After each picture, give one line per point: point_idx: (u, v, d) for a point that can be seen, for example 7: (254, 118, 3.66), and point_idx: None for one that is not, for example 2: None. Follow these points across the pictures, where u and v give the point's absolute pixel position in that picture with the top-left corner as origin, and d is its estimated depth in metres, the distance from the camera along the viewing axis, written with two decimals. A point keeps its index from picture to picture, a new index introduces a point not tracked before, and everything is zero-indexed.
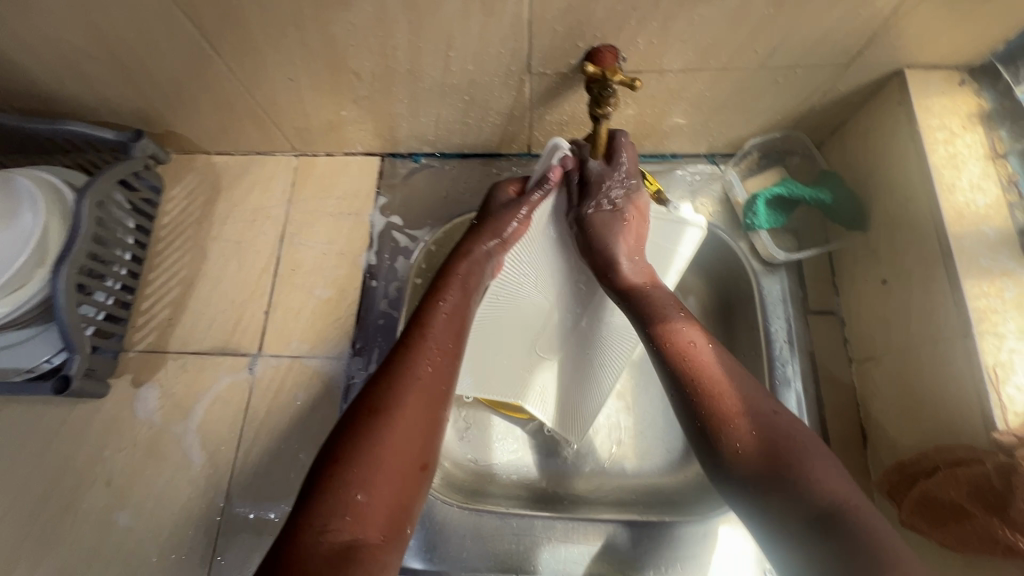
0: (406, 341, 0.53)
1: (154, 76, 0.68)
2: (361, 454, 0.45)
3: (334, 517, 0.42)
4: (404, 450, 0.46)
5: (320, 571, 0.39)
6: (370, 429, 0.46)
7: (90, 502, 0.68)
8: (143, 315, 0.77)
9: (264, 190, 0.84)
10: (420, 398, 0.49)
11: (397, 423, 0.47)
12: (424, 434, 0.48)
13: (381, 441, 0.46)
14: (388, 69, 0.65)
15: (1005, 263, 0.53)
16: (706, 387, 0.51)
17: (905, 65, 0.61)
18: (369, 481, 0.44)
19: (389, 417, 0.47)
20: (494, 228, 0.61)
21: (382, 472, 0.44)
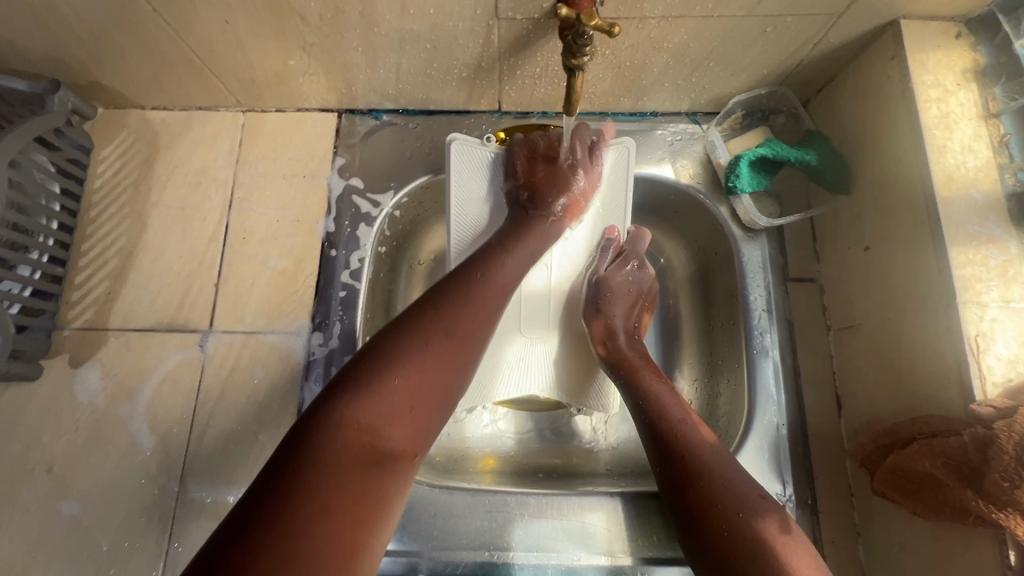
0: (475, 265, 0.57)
1: (64, 15, 0.59)
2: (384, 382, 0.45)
3: (375, 417, 0.44)
4: (448, 366, 0.48)
5: (351, 462, 0.41)
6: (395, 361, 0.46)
7: (29, 491, 0.63)
8: (77, 290, 0.70)
9: (208, 150, 0.76)
10: (476, 319, 0.51)
11: (422, 352, 0.47)
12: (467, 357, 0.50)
13: (433, 348, 0.48)
14: (338, 12, 0.58)
15: (992, 230, 0.52)
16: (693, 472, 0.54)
17: (901, 14, 0.57)
18: (414, 387, 0.46)
19: (427, 350, 0.47)
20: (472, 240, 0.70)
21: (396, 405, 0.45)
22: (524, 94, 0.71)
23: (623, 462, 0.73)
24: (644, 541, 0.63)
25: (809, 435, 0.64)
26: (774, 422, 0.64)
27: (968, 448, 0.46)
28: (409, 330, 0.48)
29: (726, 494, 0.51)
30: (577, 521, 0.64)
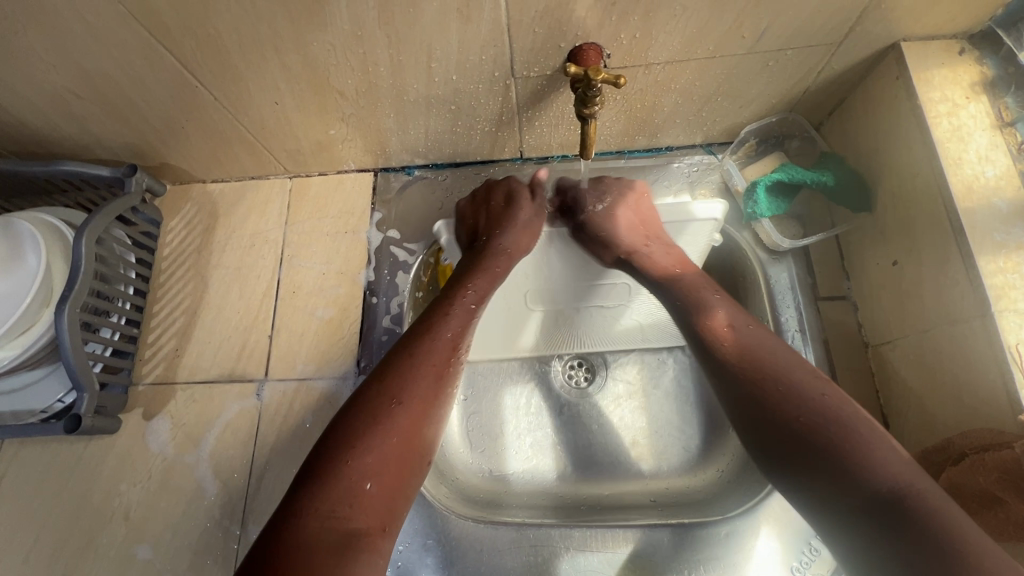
0: (446, 299, 0.60)
1: (142, 108, 0.68)
2: (388, 415, 0.49)
3: (359, 463, 0.46)
4: (419, 410, 0.51)
5: (331, 536, 0.42)
6: (392, 394, 0.51)
7: (109, 537, 0.68)
8: (149, 348, 0.77)
9: (261, 214, 0.84)
10: (444, 354, 0.55)
11: (419, 379, 0.52)
12: (435, 394, 0.53)
13: (406, 390, 0.51)
14: (371, 85, 0.65)
15: (1021, 236, 0.51)
16: (775, 380, 0.52)
17: (901, 37, 0.59)
18: (386, 431, 0.48)
19: (413, 382, 0.52)
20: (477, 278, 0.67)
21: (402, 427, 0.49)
22: (543, 141, 0.76)
23: (667, 489, 0.73)
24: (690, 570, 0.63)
25: None
26: None
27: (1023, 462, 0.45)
28: (399, 367, 0.53)
29: (818, 412, 0.48)
30: (623, 554, 0.64)
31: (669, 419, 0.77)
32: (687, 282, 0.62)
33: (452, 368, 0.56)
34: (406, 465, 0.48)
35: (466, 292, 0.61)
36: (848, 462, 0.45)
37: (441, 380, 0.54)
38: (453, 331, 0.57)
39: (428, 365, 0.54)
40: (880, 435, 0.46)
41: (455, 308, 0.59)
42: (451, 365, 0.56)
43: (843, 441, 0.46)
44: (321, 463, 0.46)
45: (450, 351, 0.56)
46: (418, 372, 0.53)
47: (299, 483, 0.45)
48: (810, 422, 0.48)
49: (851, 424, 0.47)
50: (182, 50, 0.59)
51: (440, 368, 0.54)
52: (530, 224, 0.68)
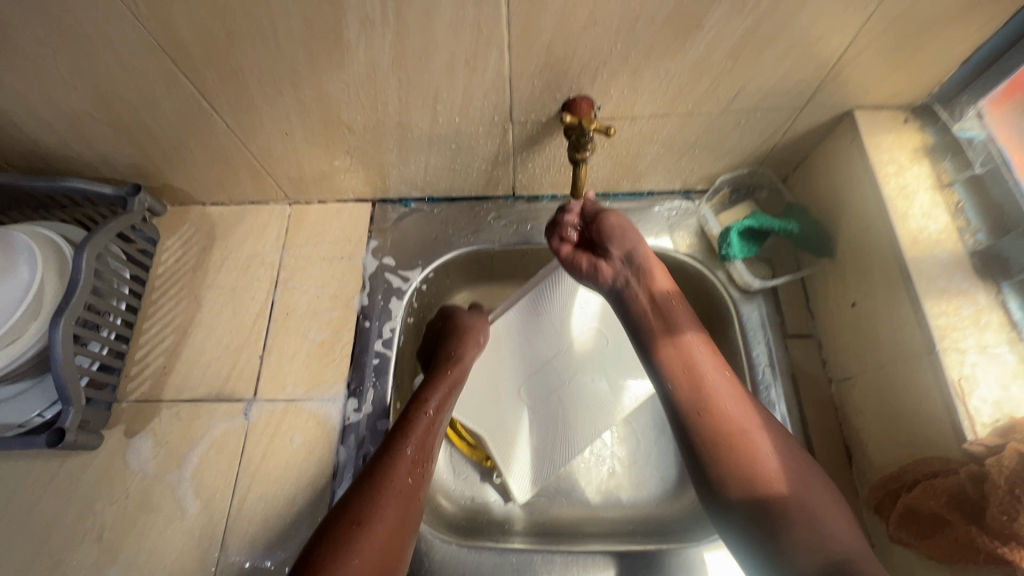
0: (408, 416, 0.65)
1: (154, 132, 0.71)
2: (349, 543, 0.54)
3: None
4: (384, 533, 0.56)
5: None
6: (353, 524, 0.55)
7: (79, 559, 0.66)
8: (136, 364, 0.77)
9: (258, 238, 0.86)
10: (409, 472, 0.61)
11: (383, 502, 0.57)
12: (402, 509, 0.58)
13: (373, 512, 0.56)
14: (379, 122, 0.70)
15: (960, 283, 0.58)
16: (747, 442, 0.59)
17: (854, 106, 0.67)
18: (354, 556, 0.54)
19: (378, 505, 0.57)
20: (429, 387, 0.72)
21: (371, 546, 0.55)
22: (535, 180, 0.82)
23: (645, 517, 0.75)
24: None
25: None
26: None
27: (966, 484, 0.49)
28: (360, 498, 0.57)
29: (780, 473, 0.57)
30: None
31: (647, 449, 0.80)
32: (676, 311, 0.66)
33: (419, 482, 0.61)
34: None
35: (427, 409, 0.66)
36: (804, 523, 0.54)
37: (405, 497, 0.59)
38: (412, 449, 0.62)
39: (391, 487, 0.58)
40: (829, 502, 0.56)
41: (415, 425, 0.64)
42: (416, 479, 0.61)
43: (795, 512, 0.55)
44: None
45: (414, 467, 0.61)
46: (382, 496, 0.58)
47: None
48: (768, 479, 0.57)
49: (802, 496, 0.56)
50: (203, 81, 0.63)
51: (405, 487, 0.59)
52: (476, 329, 0.76)
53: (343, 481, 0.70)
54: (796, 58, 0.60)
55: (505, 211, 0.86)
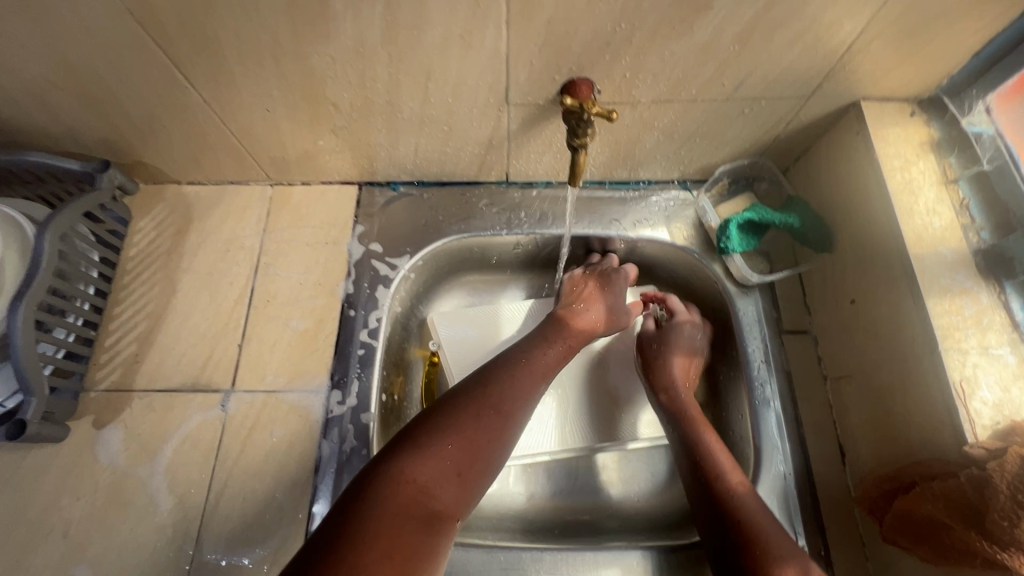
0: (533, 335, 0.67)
1: (123, 104, 0.66)
2: (461, 415, 0.53)
3: (431, 460, 0.49)
4: (487, 430, 0.54)
5: (402, 502, 0.45)
6: (473, 401, 0.55)
7: (43, 557, 0.63)
8: (106, 352, 0.73)
9: (238, 220, 0.82)
10: (530, 382, 0.60)
11: (504, 392, 0.57)
12: (513, 413, 0.56)
13: (485, 399, 0.56)
14: (366, 101, 0.66)
15: (963, 282, 0.57)
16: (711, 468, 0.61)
17: (861, 97, 0.65)
18: (461, 433, 0.52)
19: (488, 400, 0.56)
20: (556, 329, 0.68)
21: (477, 432, 0.53)
22: (530, 166, 0.79)
23: (637, 512, 0.74)
24: None
25: (817, 485, 0.66)
26: (782, 470, 0.66)
27: (966, 489, 0.48)
28: (482, 385, 0.58)
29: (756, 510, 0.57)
30: None
31: (638, 443, 0.78)
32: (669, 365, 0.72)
33: (538, 391, 0.60)
34: (470, 467, 0.51)
35: (560, 342, 0.66)
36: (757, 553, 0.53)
37: (511, 410, 0.56)
38: (542, 362, 0.63)
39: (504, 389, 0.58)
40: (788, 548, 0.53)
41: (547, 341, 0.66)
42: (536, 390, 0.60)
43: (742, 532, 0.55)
44: (401, 446, 0.50)
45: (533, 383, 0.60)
46: (497, 389, 0.57)
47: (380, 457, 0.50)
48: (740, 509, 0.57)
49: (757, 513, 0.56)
50: (176, 50, 0.58)
51: (522, 390, 0.58)
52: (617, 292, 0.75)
53: (326, 476, 0.67)
54: (808, 44, 0.57)
55: (498, 197, 0.83)
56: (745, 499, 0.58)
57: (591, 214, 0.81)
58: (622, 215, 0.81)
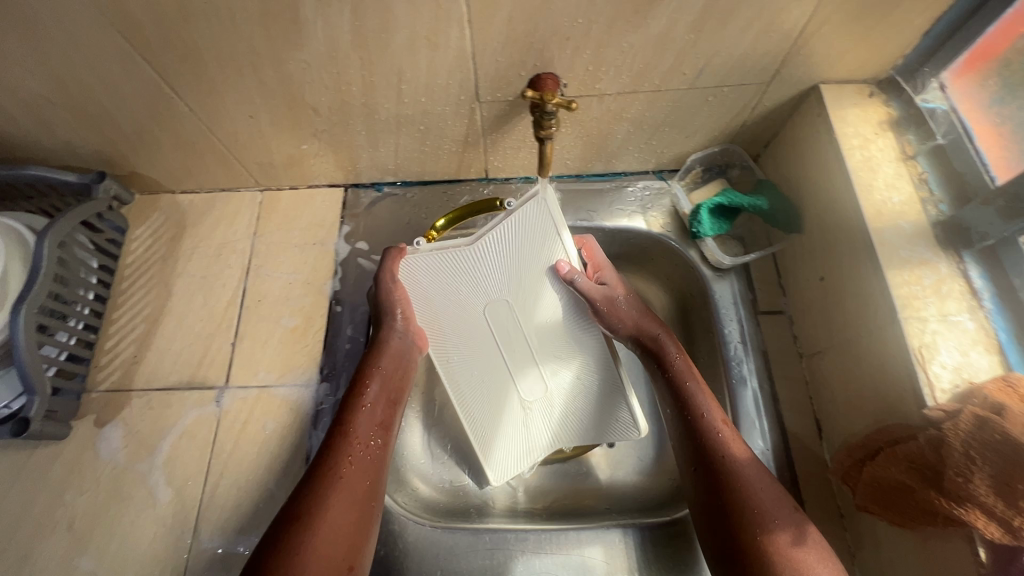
0: (345, 407, 0.63)
1: (115, 117, 0.70)
2: (300, 535, 0.52)
3: None
4: (332, 554, 0.52)
5: None
6: (309, 512, 0.54)
7: (49, 549, 0.66)
8: (106, 354, 0.77)
9: (229, 225, 0.85)
10: (359, 466, 0.58)
11: (332, 499, 0.55)
12: (356, 518, 0.56)
13: (319, 520, 0.53)
14: (344, 104, 0.69)
15: (922, 253, 0.58)
16: (731, 480, 0.57)
17: (820, 80, 0.67)
18: None
19: (328, 505, 0.54)
20: (389, 310, 0.69)
21: (329, 545, 0.53)
22: (507, 162, 0.81)
23: (621, 494, 0.76)
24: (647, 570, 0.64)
25: (794, 458, 0.67)
26: (760, 447, 0.68)
27: (925, 450, 0.49)
28: (314, 484, 0.56)
29: (766, 499, 0.56)
30: (577, 555, 0.65)
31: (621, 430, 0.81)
32: (643, 327, 0.70)
33: (373, 474, 0.59)
34: None
35: (372, 383, 0.65)
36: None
37: (363, 499, 0.57)
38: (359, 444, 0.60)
39: (344, 479, 0.57)
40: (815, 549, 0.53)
41: (357, 417, 0.62)
42: (369, 475, 0.59)
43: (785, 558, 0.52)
44: None
45: (370, 457, 0.60)
46: (331, 492, 0.55)
47: None
48: (760, 522, 0.55)
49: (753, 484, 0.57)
50: (160, 62, 0.62)
51: (354, 480, 0.57)
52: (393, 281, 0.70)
53: None
54: (759, 30, 0.59)
55: (479, 193, 0.86)
56: (756, 488, 0.57)
57: (569, 206, 0.83)
58: (599, 206, 0.83)
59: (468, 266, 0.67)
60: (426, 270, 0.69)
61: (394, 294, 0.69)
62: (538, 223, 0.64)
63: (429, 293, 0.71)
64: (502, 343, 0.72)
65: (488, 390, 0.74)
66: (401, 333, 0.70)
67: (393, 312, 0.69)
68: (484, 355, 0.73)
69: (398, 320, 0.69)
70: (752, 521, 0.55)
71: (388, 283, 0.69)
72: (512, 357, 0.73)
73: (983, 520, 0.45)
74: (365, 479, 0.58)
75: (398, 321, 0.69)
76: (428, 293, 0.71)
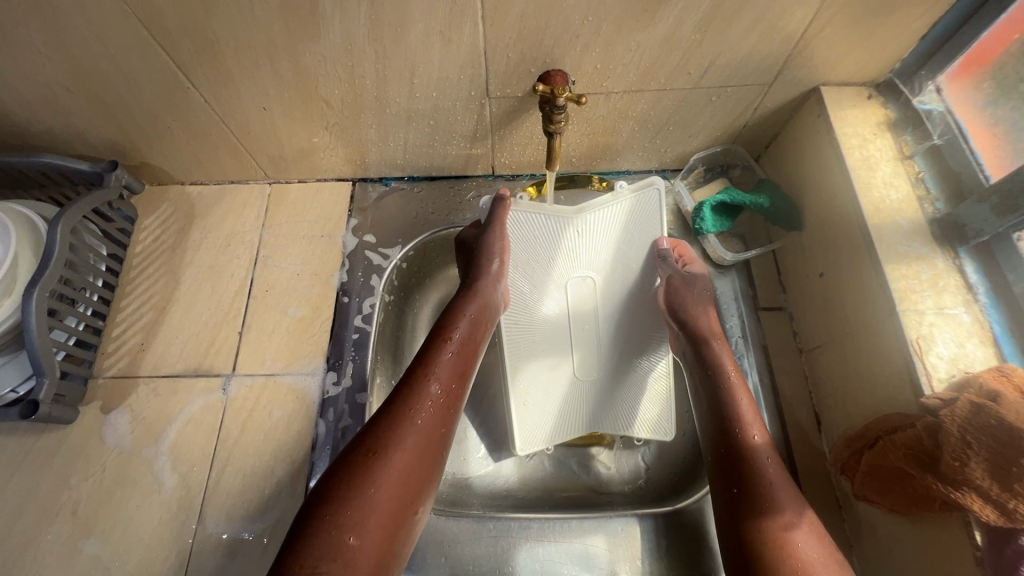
0: (429, 347, 0.63)
1: (130, 106, 0.71)
2: (374, 470, 0.52)
3: (324, 559, 0.47)
4: (400, 493, 0.53)
5: None
6: (386, 449, 0.54)
7: (53, 533, 0.66)
8: (113, 341, 0.77)
9: (238, 217, 0.86)
10: (435, 410, 0.58)
11: (406, 438, 0.55)
12: (424, 463, 0.55)
13: (392, 457, 0.53)
14: (356, 97, 0.70)
15: (919, 249, 0.60)
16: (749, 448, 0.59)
17: (820, 82, 0.69)
18: (360, 525, 0.49)
19: (401, 444, 0.54)
20: (489, 252, 0.70)
21: (395, 489, 0.52)
22: (514, 159, 0.83)
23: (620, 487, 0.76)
24: (649, 558, 0.65)
25: (794, 450, 0.68)
26: None
27: (922, 438, 0.50)
28: (389, 420, 0.56)
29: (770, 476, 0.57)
30: (581, 543, 0.66)
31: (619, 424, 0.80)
32: (688, 304, 0.72)
33: (444, 422, 0.59)
34: (392, 531, 0.51)
35: (455, 330, 0.65)
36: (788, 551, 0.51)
37: (433, 445, 0.57)
38: (437, 387, 0.60)
39: (422, 423, 0.56)
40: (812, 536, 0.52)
41: (438, 360, 0.61)
42: (441, 421, 0.58)
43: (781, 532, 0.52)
44: (290, 550, 0.48)
45: (445, 404, 0.60)
46: (406, 429, 0.55)
47: (291, 545, 0.48)
48: (768, 491, 0.55)
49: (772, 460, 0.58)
50: (178, 52, 0.63)
51: (427, 425, 0.57)
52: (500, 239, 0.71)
53: (322, 454, 0.70)
54: (763, 32, 0.61)
55: (485, 189, 0.87)
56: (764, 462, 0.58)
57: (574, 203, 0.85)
58: None
59: (547, 234, 0.73)
60: (524, 223, 0.72)
61: (496, 240, 0.71)
62: (648, 208, 0.73)
63: (519, 245, 0.74)
64: (571, 312, 0.76)
65: (541, 352, 0.75)
66: (493, 279, 0.70)
67: (494, 261, 0.70)
68: (544, 322, 0.75)
69: (495, 265, 0.70)
70: (758, 493, 0.55)
71: (495, 235, 0.71)
72: (580, 325, 0.76)
73: (979, 503, 0.46)
74: (438, 426, 0.58)
75: (495, 262, 0.70)
76: (516, 230, 0.73)
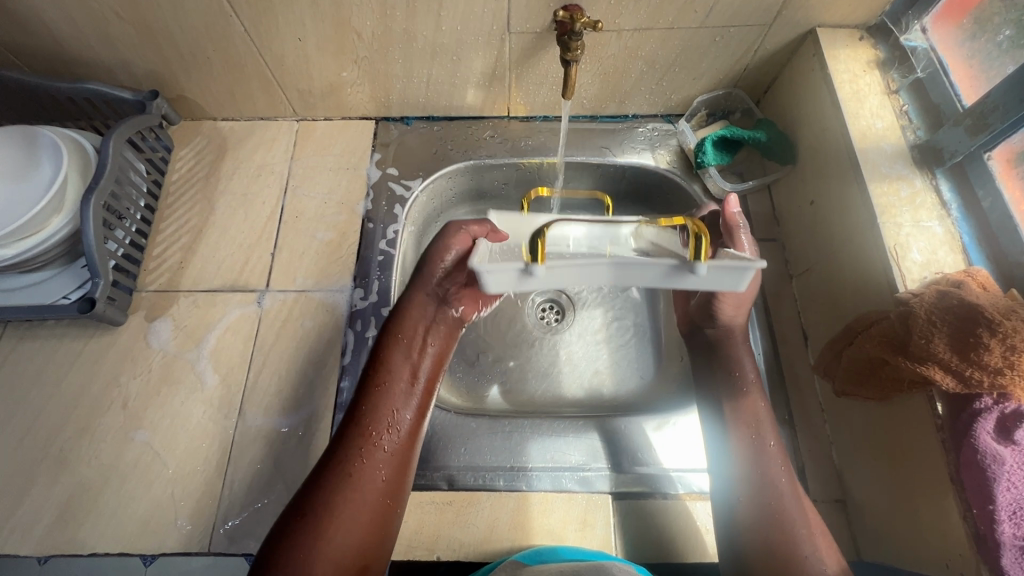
0: (376, 386, 0.63)
1: (174, 35, 0.76)
2: (323, 524, 0.54)
3: None
4: (351, 548, 0.54)
5: None
6: (324, 512, 0.55)
7: (106, 423, 0.72)
8: (155, 259, 0.83)
9: (268, 150, 0.91)
10: (385, 460, 0.59)
11: (354, 492, 0.56)
12: (376, 509, 0.57)
13: (340, 509, 0.55)
14: (386, 30, 0.75)
15: (900, 170, 0.66)
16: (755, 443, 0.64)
17: (815, 24, 0.75)
18: None
19: (350, 497, 0.56)
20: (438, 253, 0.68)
21: (345, 541, 0.54)
22: (529, 99, 0.89)
23: (617, 402, 0.82)
24: (647, 451, 0.71)
25: (782, 361, 0.75)
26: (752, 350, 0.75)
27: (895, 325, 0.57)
28: (338, 474, 0.57)
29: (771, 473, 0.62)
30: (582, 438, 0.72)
31: (621, 351, 0.86)
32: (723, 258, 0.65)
33: (396, 467, 0.60)
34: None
35: (402, 374, 0.65)
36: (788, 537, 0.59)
37: (389, 493, 0.58)
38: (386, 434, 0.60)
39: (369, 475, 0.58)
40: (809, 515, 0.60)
41: (390, 405, 0.62)
42: (394, 467, 0.59)
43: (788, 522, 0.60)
44: None
45: (400, 447, 0.61)
46: (354, 483, 0.57)
47: None
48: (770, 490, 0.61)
49: (783, 492, 0.61)
50: None
51: (379, 471, 0.58)
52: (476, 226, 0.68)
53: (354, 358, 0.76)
54: None
55: (501, 129, 0.93)
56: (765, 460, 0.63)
57: (585, 144, 0.91)
58: (611, 143, 0.91)
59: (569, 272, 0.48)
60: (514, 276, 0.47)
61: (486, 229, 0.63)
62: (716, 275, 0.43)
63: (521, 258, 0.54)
64: None
65: None
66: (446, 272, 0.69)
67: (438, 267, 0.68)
68: None
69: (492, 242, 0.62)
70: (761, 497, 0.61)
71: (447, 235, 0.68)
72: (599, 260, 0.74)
73: (942, 373, 0.52)
74: (386, 478, 0.59)
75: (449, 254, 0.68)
76: None
